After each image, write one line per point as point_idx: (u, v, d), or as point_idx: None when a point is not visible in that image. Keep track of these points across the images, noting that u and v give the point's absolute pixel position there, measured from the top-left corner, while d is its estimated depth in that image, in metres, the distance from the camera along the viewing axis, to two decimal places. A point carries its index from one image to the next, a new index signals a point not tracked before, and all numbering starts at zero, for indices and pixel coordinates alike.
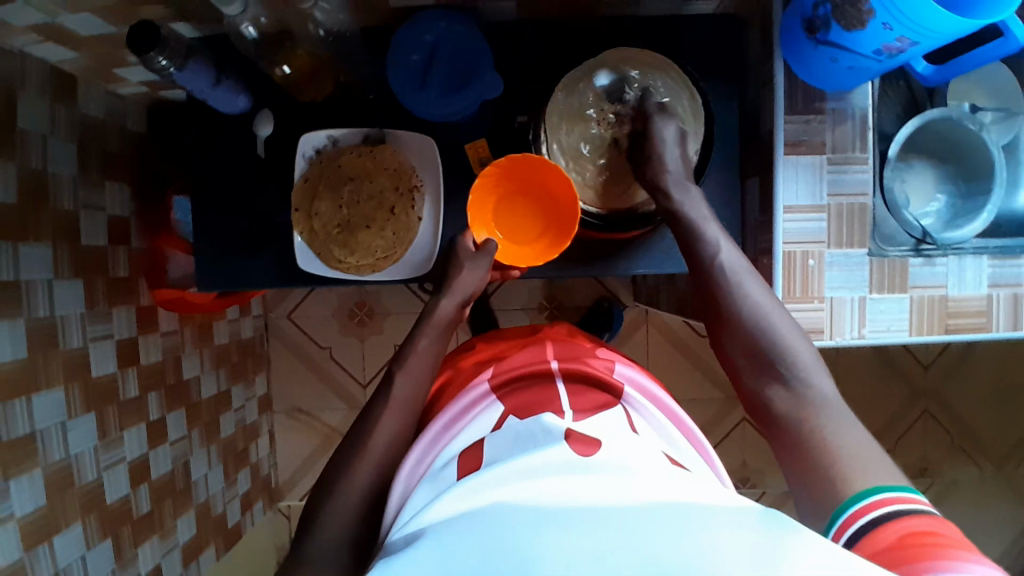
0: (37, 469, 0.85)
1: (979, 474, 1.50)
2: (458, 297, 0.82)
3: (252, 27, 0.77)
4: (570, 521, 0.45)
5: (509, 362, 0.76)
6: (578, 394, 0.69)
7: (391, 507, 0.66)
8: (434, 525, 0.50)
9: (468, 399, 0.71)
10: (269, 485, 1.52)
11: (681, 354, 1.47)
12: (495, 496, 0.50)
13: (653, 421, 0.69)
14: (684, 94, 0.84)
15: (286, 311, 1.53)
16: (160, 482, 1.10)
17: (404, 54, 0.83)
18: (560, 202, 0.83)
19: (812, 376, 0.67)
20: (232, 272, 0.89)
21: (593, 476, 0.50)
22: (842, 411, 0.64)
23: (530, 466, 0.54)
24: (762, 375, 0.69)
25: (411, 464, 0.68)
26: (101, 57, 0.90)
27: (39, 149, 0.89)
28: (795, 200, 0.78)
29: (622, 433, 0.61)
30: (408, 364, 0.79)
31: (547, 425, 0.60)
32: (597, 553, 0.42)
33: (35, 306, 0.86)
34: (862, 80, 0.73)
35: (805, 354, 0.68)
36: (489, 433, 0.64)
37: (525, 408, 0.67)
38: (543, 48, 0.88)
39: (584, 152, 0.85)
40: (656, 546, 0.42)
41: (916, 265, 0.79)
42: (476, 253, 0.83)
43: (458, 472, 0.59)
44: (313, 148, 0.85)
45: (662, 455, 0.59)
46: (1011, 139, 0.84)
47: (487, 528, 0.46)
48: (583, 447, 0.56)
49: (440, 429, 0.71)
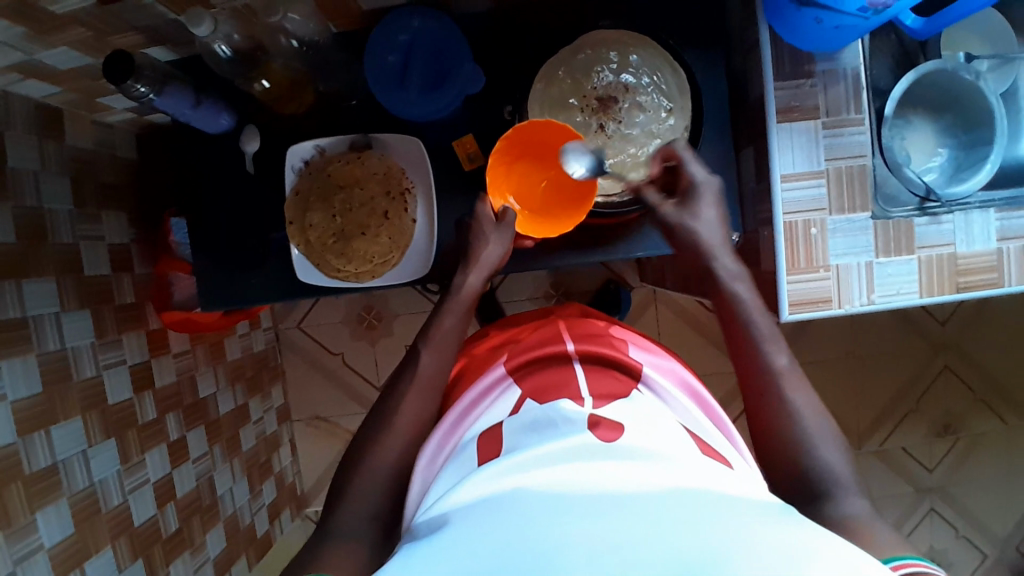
0: (64, 498, 0.86)
1: (1004, 427, 1.48)
2: (485, 270, 0.82)
3: (225, 45, 0.75)
4: (592, 509, 0.45)
5: (525, 341, 0.76)
6: (594, 377, 0.68)
7: (411, 502, 0.66)
8: (456, 510, 0.50)
9: (487, 382, 0.72)
10: (296, 493, 1.54)
11: (693, 330, 1.45)
12: (518, 482, 0.50)
13: (673, 402, 0.68)
14: (668, 70, 0.82)
15: (295, 321, 1.54)
16: (186, 500, 1.12)
17: (380, 55, 0.82)
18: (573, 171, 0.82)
19: (855, 496, 0.61)
20: (233, 290, 0.89)
21: (616, 462, 0.50)
22: (885, 531, 0.58)
23: (554, 449, 0.53)
24: (805, 487, 0.62)
25: (430, 454, 0.68)
26: (84, 88, 0.90)
27: (33, 186, 0.89)
28: (793, 168, 0.76)
29: (642, 417, 0.60)
30: (431, 342, 0.78)
31: (566, 411, 0.60)
32: (618, 540, 0.41)
33: (45, 341, 0.87)
34: (850, 39, 0.71)
35: (849, 474, 0.63)
36: (507, 418, 0.63)
37: (541, 391, 0.66)
38: (522, 37, 0.87)
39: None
40: (680, 538, 0.41)
41: (921, 224, 0.77)
42: (498, 225, 0.81)
43: (479, 457, 0.58)
44: (301, 160, 0.85)
45: (689, 444, 0.58)
46: (1010, 85, 0.82)
47: (509, 519, 0.45)
48: (607, 432, 0.56)
49: (458, 417, 0.70)
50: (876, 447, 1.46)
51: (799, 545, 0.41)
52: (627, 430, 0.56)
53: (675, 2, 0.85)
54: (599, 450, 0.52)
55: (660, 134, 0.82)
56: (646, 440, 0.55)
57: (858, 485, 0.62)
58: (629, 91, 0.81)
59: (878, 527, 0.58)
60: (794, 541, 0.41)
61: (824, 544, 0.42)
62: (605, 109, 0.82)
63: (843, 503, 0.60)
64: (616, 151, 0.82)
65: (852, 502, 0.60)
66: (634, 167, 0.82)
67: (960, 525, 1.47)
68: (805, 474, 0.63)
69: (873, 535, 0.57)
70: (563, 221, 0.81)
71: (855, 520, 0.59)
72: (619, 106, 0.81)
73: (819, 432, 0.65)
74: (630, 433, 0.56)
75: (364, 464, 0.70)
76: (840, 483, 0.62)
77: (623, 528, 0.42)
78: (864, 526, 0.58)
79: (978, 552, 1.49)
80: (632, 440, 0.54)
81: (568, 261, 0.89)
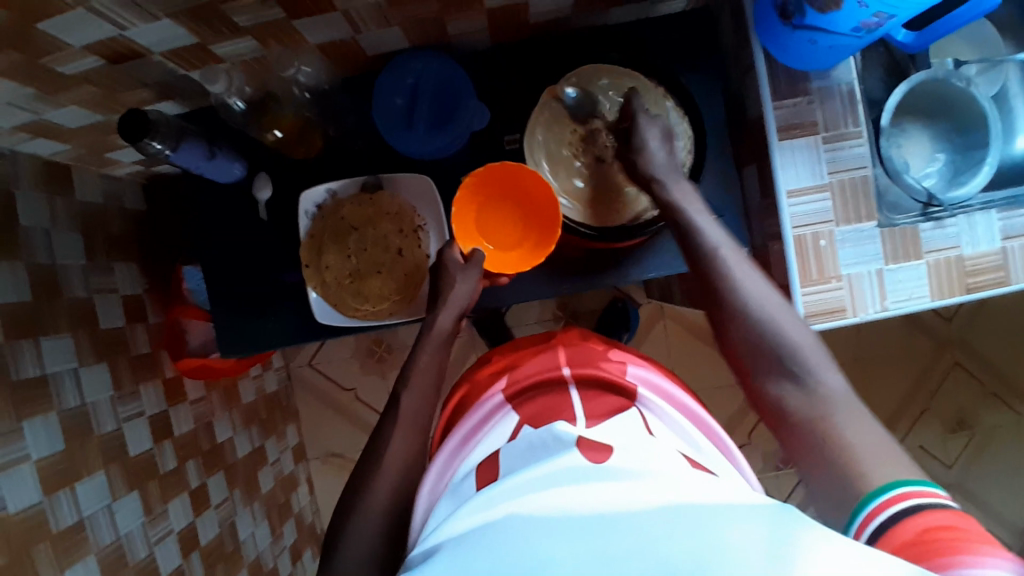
0: (91, 555, 0.86)
1: (1018, 418, 1.48)
2: (455, 310, 0.82)
3: (239, 99, 0.77)
4: (584, 525, 0.45)
5: (524, 368, 0.76)
6: (590, 400, 0.69)
7: (415, 529, 0.66)
8: (451, 538, 0.49)
9: (487, 410, 0.72)
10: (315, 532, 1.53)
11: (702, 343, 1.46)
12: (510, 505, 0.50)
13: (667, 420, 0.69)
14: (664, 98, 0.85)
15: (305, 359, 1.54)
16: (210, 547, 1.11)
17: (388, 98, 0.84)
18: (537, 204, 0.83)
19: (822, 372, 0.66)
20: (250, 335, 0.90)
21: (607, 483, 0.49)
22: (855, 406, 0.63)
23: (545, 473, 0.53)
24: (770, 374, 0.68)
25: (434, 476, 0.69)
26: (93, 144, 0.92)
27: (46, 243, 0.90)
28: (797, 182, 0.78)
29: (635, 439, 0.60)
30: (412, 381, 0.81)
31: (558, 432, 0.60)
32: (605, 554, 0.42)
33: (64, 396, 0.87)
34: (841, 57, 0.74)
35: (812, 351, 0.67)
36: (504, 446, 0.64)
37: (538, 417, 0.68)
38: (523, 70, 0.89)
39: (574, 170, 0.86)
40: (666, 545, 0.42)
41: (926, 230, 0.79)
42: (465, 265, 0.81)
43: (476, 484, 0.59)
44: (314, 204, 0.85)
45: (681, 457, 0.59)
46: (999, 90, 0.84)
47: (504, 534, 0.46)
48: (597, 454, 0.55)
49: (455, 447, 0.71)
50: (893, 446, 1.46)
51: (783, 543, 0.41)
52: (615, 451, 0.56)
53: (667, 30, 0.88)
54: (587, 473, 0.51)
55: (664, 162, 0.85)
56: (638, 459, 0.54)
57: (829, 361, 0.67)
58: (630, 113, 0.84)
59: (841, 404, 0.63)
60: (777, 537, 0.42)
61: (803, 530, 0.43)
62: (605, 139, 0.86)
63: (809, 386, 0.65)
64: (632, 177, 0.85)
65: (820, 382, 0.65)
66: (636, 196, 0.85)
67: (985, 520, 1.47)
68: (770, 361, 0.68)
69: (835, 416, 0.62)
70: (526, 262, 0.83)
71: (818, 402, 0.64)
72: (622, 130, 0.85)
73: (782, 318, 0.70)
74: (619, 454, 0.56)
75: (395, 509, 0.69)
76: (805, 364, 0.66)
77: (606, 542, 0.43)
78: (829, 405, 0.63)
79: (1003, 546, 1.48)
80: (622, 461, 0.54)
81: (579, 289, 0.90)
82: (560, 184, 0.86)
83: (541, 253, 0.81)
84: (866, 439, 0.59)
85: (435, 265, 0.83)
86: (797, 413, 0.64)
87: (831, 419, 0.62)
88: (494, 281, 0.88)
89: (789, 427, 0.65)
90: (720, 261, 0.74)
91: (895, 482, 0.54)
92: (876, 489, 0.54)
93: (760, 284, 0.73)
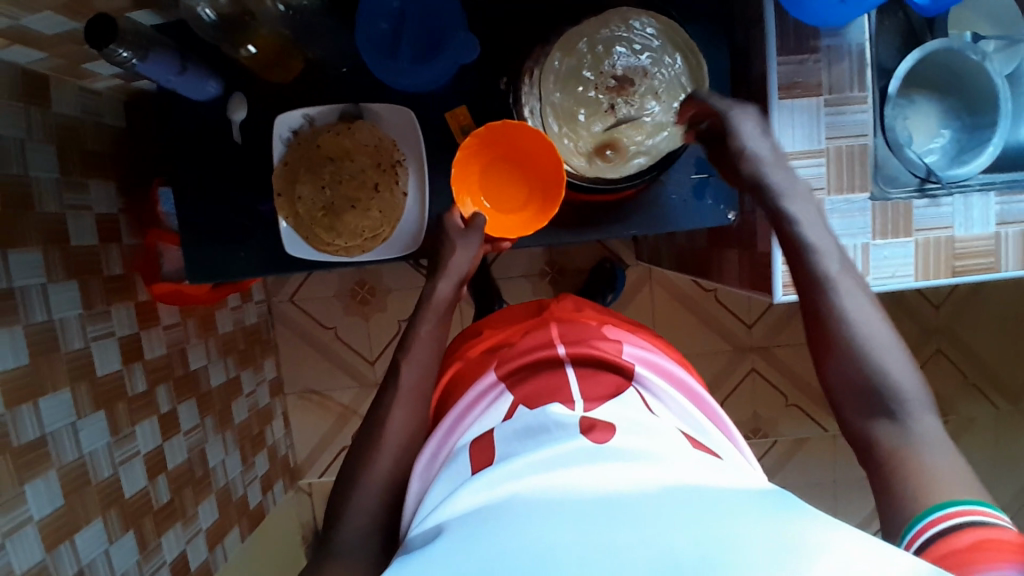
0: (52, 470, 0.86)
1: (993, 410, 1.49)
2: (454, 279, 0.77)
3: (209, 10, 0.74)
4: (590, 515, 0.42)
5: (517, 346, 0.71)
6: (587, 379, 0.63)
7: (408, 508, 0.62)
8: (448, 523, 0.46)
9: (479, 388, 0.67)
10: (289, 465, 1.55)
11: (688, 310, 1.45)
12: (508, 492, 0.46)
13: (670, 405, 0.63)
14: (690, 60, 0.79)
15: (288, 295, 1.53)
16: (178, 471, 1.12)
17: (371, 21, 0.78)
18: (542, 166, 0.80)
19: (919, 413, 0.57)
20: (222, 264, 0.88)
21: (606, 465, 0.47)
22: (956, 457, 0.53)
23: (543, 457, 0.49)
24: (866, 407, 0.58)
25: (426, 460, 0.64)
26: (69, 53, 0.87)
27: (19, 154, 0.87)
28: (792, 146, 0.75)
29: (635, 420, 0.55)
30: (412, 351, 0.74)
31: (558, 416, 0.56)
32: (609, 542, 0.39)
33: (31, 311, 0.86)
34: (856, 14, 0.69)
35: (911, 385, 0.58)
36: (499, 425, 0.59)
37: (534, 396, 0.62)
38: (522, 7, 0.84)
39: (580, 118, 0.80)
40: (670, 533, 0.39)
41: (919, 206, 0.76)
42: (466, 231, 0.79)
43: (472, 466, 0.54)
44: (289, 130, 0.82)
45: (683, 437, 0.55)
46: (1012, 70, 0.81)
47: (506, 524, 0.43)
48: (600, 434, 0.52)
49: (453, 424, 0.66)
50: None
51: (788, 534, 0.39)
52: (619, 431, 0.52)
53: None
54: (587, 455, 0.48)
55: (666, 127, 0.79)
56: (637, 437, 0.51)
57: (929, 402, 0.57)
58: (647, 72, 0.79)
59: (944, 454, 0.54)
60: (778, 527, 0.40)
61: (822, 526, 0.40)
62: (620, 89, 0.79)
63: (906, 428, 0.56)
64: (623, 139, 0.79)
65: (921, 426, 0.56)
66: (634, 156, 0.80)
67: None
68: (867, 395, 0.58)
69: (944, 465, 0.53)
70: (530, 224, 0.81)
71: (915, 444, 0.55)
72: (635, 89, 0.79)
73: (890, 356, 0.59)
74: (622, 433, 0.52)
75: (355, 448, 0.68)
76: (909, 403, 0.57)
77: (610, 529, 0.40)
78: (927, 449, 0.54)
79: None
80: (625, 440, 0.51)
81: (560, 241, 0.87)
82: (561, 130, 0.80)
83: (547, 215, 0.79)
84: (956, 475, 0.52)
85: (436, 232, 0.82)
86: (886, 452, 0.56)
87: (930, 464, 0.53)
88: (497, 247, 0.84)
89: (875, 466, 0.56)
90: (830, 287, 0.63)
91: (940, 500, 0.49)
92: (931, 506, 0.49)
93: (874, 319, 0.61)
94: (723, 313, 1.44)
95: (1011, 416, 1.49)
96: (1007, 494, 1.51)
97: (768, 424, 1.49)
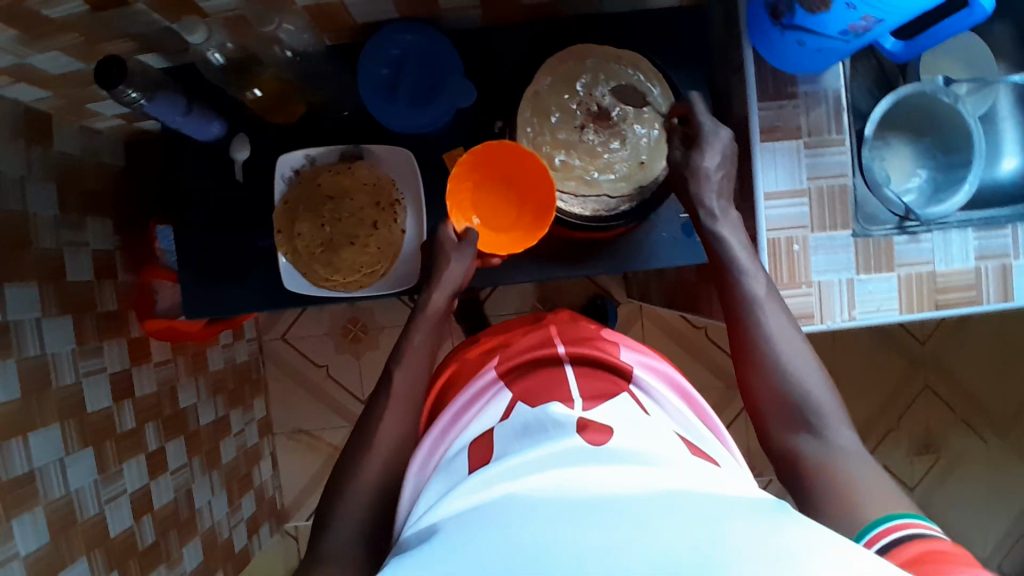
0: (38, 508, 0.84)
1: (984, 446, 1.49)
2: (448, 288, 0.79)
3: (218, 53, 0.79)
4: (588, 515, 0.42)
5: (516, 345, 0.71)
6: (586, 378, 0.64)
7: (401, 511, 0.62)
8: (447, 520, 0.46)
9: (477, 386, 0.67)
10: (276, 508, 1.52)
11: (679, 347, 1.46)
12: (502, 492, 0.47)
13: (665, 405, 0.64)
14: (668, 117, 0.83)
15: (279, 333, 1.52)
16: (164, 512, 1.10)
17: (372, 67, 0.82)
18: (534, 188, 0.81)
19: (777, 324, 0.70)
20: (216, 301, 0.89)
21: (601, 466, 0.47)
22: (863, 461, 0.61)
23: (542, 458, 0.50)
24: (786, 422, 0.66)
25: (421, 461, 0.64)
26: (75, 94, 0.90)
27: (19, 189, 0.89)
28: (775, 186, 0.78)
29: (633, 421, 0.56)
30: (404, 359, 0.76)
31: (556, 415, 0.56)
32: (606, 540, 0.39)
33: (24, 347, 0.86)
34: (831, 62, 0.73)
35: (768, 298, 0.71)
36: (497, 424, 0.58)
37: (532, 394, 0.62)
38: (514, 54, 0.88)
39: (558, 139, 0.83)
40: (667, 535, 0.39)
41: (901, 242, 0.79)
42: (459, 244, 0.79)
43: (470, 464, 0.54)
44: (290, 168, 0.85)
45: (679, 442, 0.55)
46: (987, 109, 0.86)
47: (506, 522, 0.43)
48: (595, 435, 0.52)
49: (448, 424, 0.66)
50: None
51: (780, 542, 0.39)
52: (616, 433, 0.53)
53: (662, 24, 0.87)
54: (585, 457, 0.49)
55: (619, 171, 0.82)
56: (638, 442, 0.51)
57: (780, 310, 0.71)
58: (629, 118, 0.82)
59: (855, 457, 0.62)
60: (767, 530, 0.40)
61: (815, 536, 0.40)
62: (597, 117, 0.82)
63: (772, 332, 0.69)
64: (575, 159, 0.83)
65: (839, 436, 0.64)
66: (573, 179, 0.82)
67: None
68: (786, 407, 0.66)
69: (851, 468, 0.60)
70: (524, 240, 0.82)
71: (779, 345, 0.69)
72: (611, 124, 0.82)
73: (790, 347, 0.69)
74: (620, 435, 0.52)
75: (346, 480, 0.67)
76: (822, 416, 0.65)
77: (606, 530, 0.40)
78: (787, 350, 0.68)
79: None
80: (624, 442, 0.51)
81: (555, 276, 0.88)
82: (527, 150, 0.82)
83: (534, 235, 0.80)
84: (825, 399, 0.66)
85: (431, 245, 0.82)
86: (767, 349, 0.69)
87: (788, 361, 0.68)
88: (486, 262, 0.85)
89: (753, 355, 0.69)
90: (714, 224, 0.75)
91: (889, 514, 0.54)
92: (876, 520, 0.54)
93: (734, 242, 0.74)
94: (714, 349, 1.46)
95: (1003, 451, 1.50)
96: (1001, 531, 1.51)
97: (761, 462, 1.48)
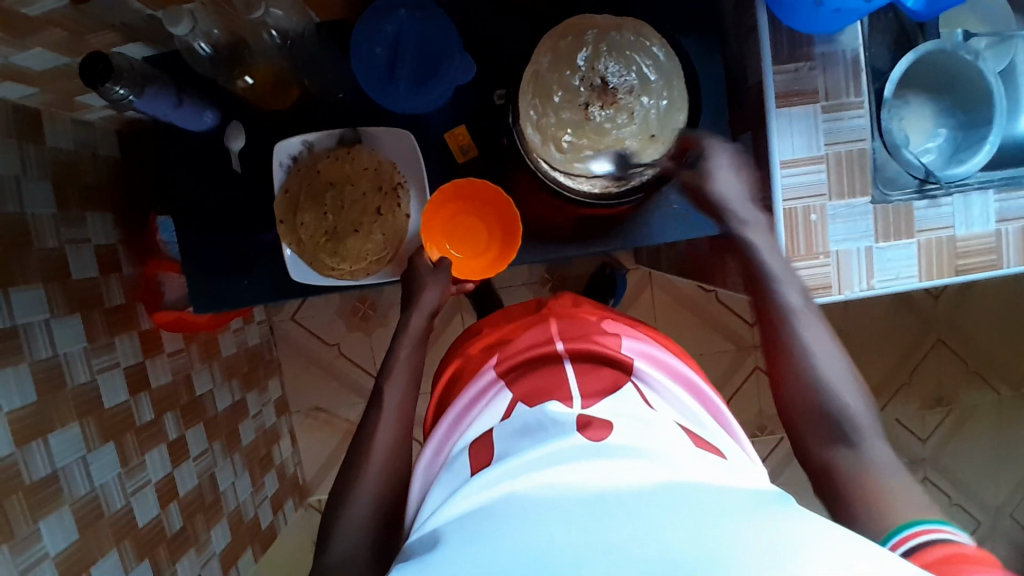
0: (65, 506, 0.85)
1: (997, 397, 1.50)
2: (426, 310, 0.79)
3: (205, 43, 0.72)
4: (583, 516, 0.41)
5: (516, 343, 0.70)
6: (587, 374, 0.63)
7: (411, 510, 0.64)
8: (447, 525, 0.46)
9: (479, 385, 0.67)
10: (297, 484, 1.55)
11: (689, 311, 1.45)
12: (501, 494, 0.46)
13: (665, 394, 0.63)
14: (676, 81, 0.78)
15: (288, 314, 1.52)
16: (189, 498, 1.12)
17: (366, 49, 0.78)
18: (501, 218, 0.85)
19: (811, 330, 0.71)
20: (223, 294, 0.88)
21: (601, 462, 0.47)
22: (898, 475, 0.61)
23: (541, 456, 0.49)
24: (823, 437, 0.66)
25: (427, 460, 0.65)
26: (62, 88, 0.87)
27: (14, 189, 0.87)
28: (793, 153, 0.75)
29: (633, 415, 0.55)
30: (391, 374, 0.76)
31: (554, 414, 0.55)
32: (604, 539, 0.39)
33: (36, 348, 0.85)
34: (849, 21, 0.69)
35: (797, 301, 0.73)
36: (498, 424, 0.58)
37: (533, 394, 0.61)
38: (514, 24, 0.84)
39: (562, 118, 0.78)
40: (664, 531, 0.39)
41: (920, 207, 0.77)
42: (434, 270, 0.81)
43: (471, 466, 0.54)
44: (289, 156, 0.82)
45: (681, 433, 0.55)
46: (1008, 64, 0.81)
47: (504, 525, 0.42)
48: (596, 432, 0.52)
49: (453, 422, 0.66)
50: None
51: (781, 533, 0.38)
52: (616, 428, 0.52)
53: None
54: (586, 455, 0.48)
55: (628, 148, 0.78)
56: (638, 437, 0.51)
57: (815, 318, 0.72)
58: (635, 89, 0.77)
59: (892, 472, 0.61)
60: (766, 524, 0.39)
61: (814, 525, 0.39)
62: (602, 92, 0.77)
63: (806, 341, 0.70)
64: (582, 139, 0.78)
65: (874, 451, 0.63)
66: (580, 160, 0.79)
67: (953, 493, 1.50)
68: (822, 423, 0.66)
69: (885, 482, 0.60)
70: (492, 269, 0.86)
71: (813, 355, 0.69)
72: (617, 99, 0.77)
73: (826, 357, 0.69)
74: (619, 431, 0.52)
75: (366, 473, 0.67)
76: (860, 431, 0.65)
77: (603, 530, 0.40)
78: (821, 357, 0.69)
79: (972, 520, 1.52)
80: (623, 438, 0.50)
81: (566, 254, 0.87)
82: (531, 133, 0.78)
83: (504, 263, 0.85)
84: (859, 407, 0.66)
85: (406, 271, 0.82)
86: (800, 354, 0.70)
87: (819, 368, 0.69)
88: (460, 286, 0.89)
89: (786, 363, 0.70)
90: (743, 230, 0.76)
91: (912, 521, 0.54)
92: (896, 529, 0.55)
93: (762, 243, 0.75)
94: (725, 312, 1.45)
95: (1015, 401, 1.51)
96: (1013, 478, 1.52)
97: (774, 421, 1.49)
